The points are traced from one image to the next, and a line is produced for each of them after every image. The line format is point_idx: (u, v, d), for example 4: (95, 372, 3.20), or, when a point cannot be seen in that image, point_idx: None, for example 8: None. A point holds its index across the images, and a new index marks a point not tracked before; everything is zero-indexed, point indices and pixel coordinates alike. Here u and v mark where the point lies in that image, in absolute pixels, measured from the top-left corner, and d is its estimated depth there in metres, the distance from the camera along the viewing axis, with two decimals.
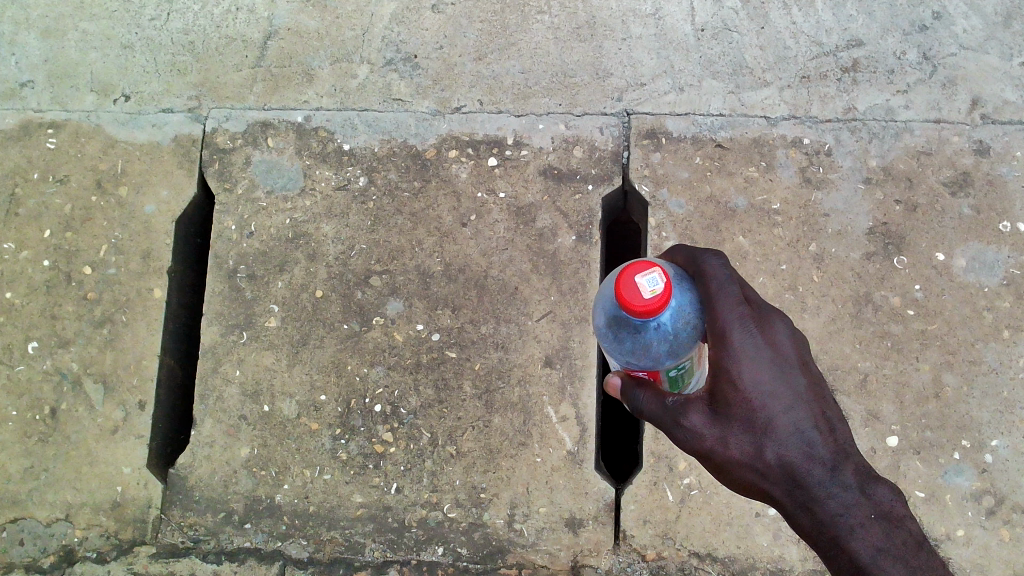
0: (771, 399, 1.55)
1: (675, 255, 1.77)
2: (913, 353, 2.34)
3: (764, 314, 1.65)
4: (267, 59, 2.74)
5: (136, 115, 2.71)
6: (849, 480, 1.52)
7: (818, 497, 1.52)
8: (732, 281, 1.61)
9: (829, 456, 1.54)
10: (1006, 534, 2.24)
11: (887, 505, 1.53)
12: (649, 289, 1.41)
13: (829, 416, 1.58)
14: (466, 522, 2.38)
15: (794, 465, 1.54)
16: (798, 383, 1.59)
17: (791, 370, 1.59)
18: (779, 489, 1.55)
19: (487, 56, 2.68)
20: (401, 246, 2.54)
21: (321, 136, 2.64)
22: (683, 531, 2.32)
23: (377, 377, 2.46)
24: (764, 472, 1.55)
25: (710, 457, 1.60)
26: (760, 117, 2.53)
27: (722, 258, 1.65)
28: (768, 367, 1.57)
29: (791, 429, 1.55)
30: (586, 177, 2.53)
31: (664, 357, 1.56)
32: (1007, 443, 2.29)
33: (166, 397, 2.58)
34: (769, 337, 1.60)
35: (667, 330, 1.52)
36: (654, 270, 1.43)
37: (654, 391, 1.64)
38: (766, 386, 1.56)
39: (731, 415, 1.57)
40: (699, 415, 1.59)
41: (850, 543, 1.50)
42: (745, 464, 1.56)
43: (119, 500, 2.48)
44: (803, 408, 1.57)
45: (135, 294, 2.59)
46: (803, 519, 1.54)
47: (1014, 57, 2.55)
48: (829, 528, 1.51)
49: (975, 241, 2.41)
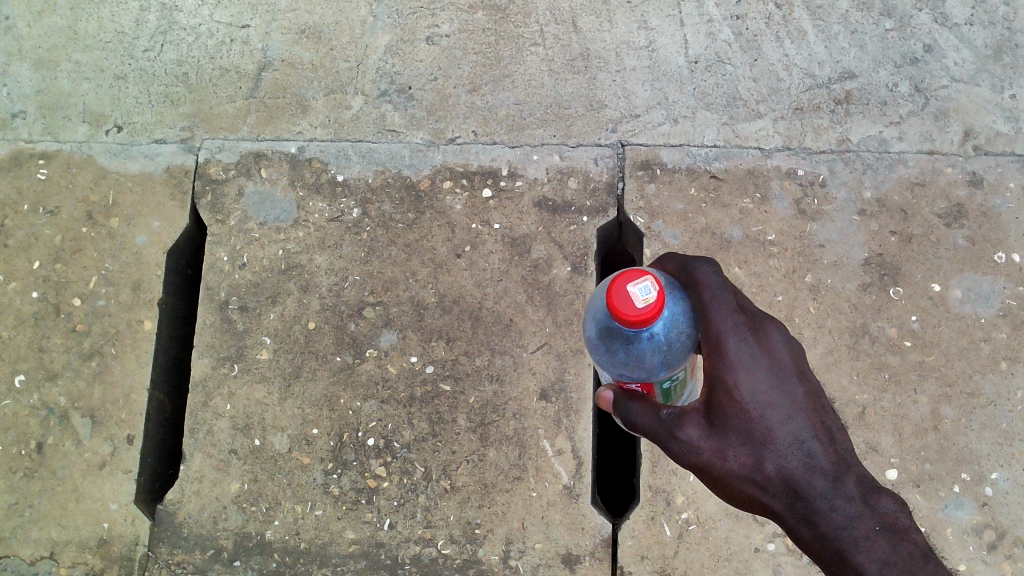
0: (769, 410, 1.55)
1: (664, 263, 1.73)
2: (910, 384, 2.32)
3: (759, 322, 1.63)
4: (261, 90, 2.73)
5: (129, 146, 2.70)
6: (851, 492, 1.52)
7: (820, 509, 1.52)
8: (725, 289, 1.58)
9: (830, 466, 1.54)
10: (1008, 568, 2.22)
11: (892, 516, 1.53)
12: (641, 298, 1.39)
13: (827, 425, 1.58)
14: (460, 559, 2.33)
15: (794, 476, 1.54)
16: (795, 392, 1.58)
17: (788, 379, 1.58)
18: (780, 501, 1.55)
19: (482, 88, 2.69)
20: (395, 277, 2.52)
21: (315, 167, 2.63)
22: (681, 567, 2.28)
23: (370, 410, 2.43)
24: (764, 485, 1.55)
25: (707, 470, 1.59)
26: (754, 149, 2.54)
27: (715, 265, 1.63)
28: (766, 377, 1.56)
29: (790, 440, 1.55)
30: (581, 208, 2.52)
31: (658, 369, 1.51)
32: (1006, 475, 2.27)
33: (155, 431, 2.54)
34: (766, 346, 1.59)
35: (660, 340, 1.49)
36: (646, 278, 1.40)
37: (647, 404, 1.59)
38: (764, 396, 1.55)
39: (729, 427, 1.56)
40: (696, 427, 1.57)
41: (855, 557, 1.49)
42: (744, 476, 1.56)
43: (106, 538, 2.42)
44: (802, 418, 1.56)
45: (125, 326, 2.55)
46: (804, 531, 1.54)
47: (1005, 89, 2.57)
48: (834, 541, 1.51)
49: (971, 272, 2.41)
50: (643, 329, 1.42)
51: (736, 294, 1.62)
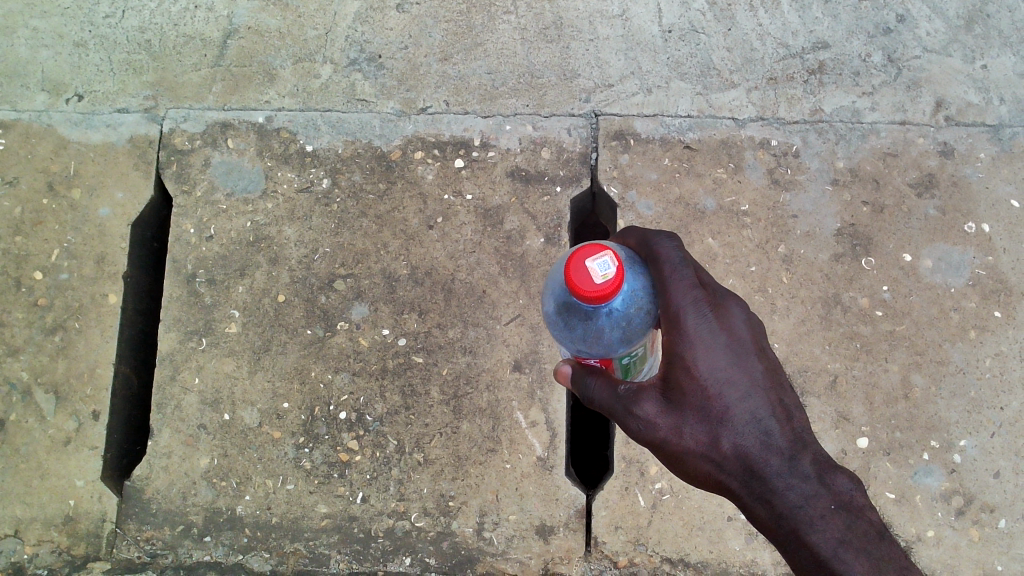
0: (726, 387, 1.54)
1: (625, 238, 1.72)
2: (881, 354, 2.34)
3: (719, 298, 1.62)
4: (227, 58, 2.67)
5: (90, 115, 2.62)
6: (807, 471, 1.53)
7: (776, 487, 1.52)
8: (685, 264, 1.57)
9: (787, 445, 1.54)
10: (976, 534, 2.25)
11: (847, 494, 1.54)
12: (600, 274, 1.36)
13: (786, 404, 1.58)
14: (434, 531, 2.32)
15: (750, 455, 1.53)
16: (754, 369, 1.58)
17: (747, 356, 1.58)
18: (736, 479, 1.55)
19: (453, 57, 2.64)
20: (366, 249, 2.48)
21: (283, 137, 2.57)
22: (655, 536, 2.29)
23: (342, 383, 2.40)
24: (720, 462, 1.55)
25: (663, 447, 1.58)
26: (728, 119, 2.52)
27: (676, 240, 1.62)
28: (724, 353, 1.56)
29: (746, 418, 1.54)
30: (554, 178, 2.49)
31: (617, 345, 1.52)
32: (974, 443, 2.30)
33: (121, 407, 2.49)
34: (725, 322, 1.58)
35: (619, 316, 1.48)
36: (605, 253, 1.37)
37: (606, 379, 1.61)
38: (723, 373, 1.54)
39: (685, 404, 1.55)
40: (653, 403, 1.56)
41: (810, 536, 1.50)
42: (701, 454, 1.56)
43: (72, 515, 2.38)
44: (760, 396, 1.56)
45: (89, 300, 2.49)
46: (760, 511, 1.54)
47: (977, 60, 2.58)
48: (789, 520, 1.51)
49: (941, 242, 2.42)
50: (603, 305, 1.39)
51: (696, 270, 1.61)
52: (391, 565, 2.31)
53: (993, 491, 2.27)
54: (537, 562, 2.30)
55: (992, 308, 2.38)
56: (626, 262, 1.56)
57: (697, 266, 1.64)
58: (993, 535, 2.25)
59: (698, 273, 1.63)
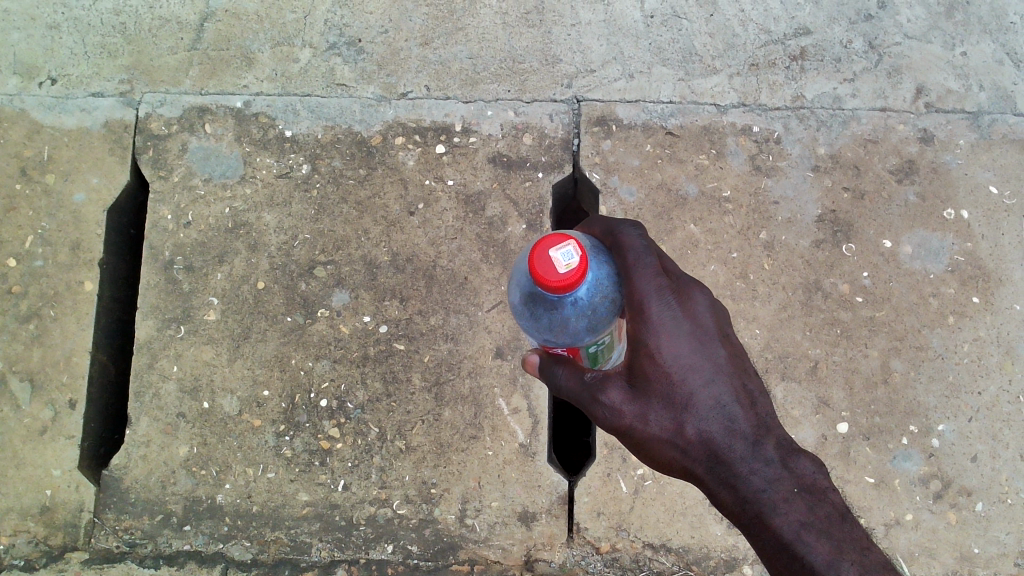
0: (690, 373, 1.55)
1: (589, 227, 1.71)
2: (862, 339, 2.35)
3: (683, 285, 1.63)
4: (204, 42, 2.63)
5: (64, 99, 2.58)
6: (771, 455, 1.55)
7: (740, 472, 1.54)
8: (648, 251, 1.58)
9: (750, 430, 1.56)
10: (953, 517, 2.27)
11: (810, 477, 1.57)
12: (563, 263, 1.34)
13: (749, 389, 1.60)
14: (416, 519, 2.31)
15: (714, 440, 1.55)
16: (718, 355, 1.59)
17: (710, 343, 1.59)
18: (701, 465, 1.56)
19: (433, 41, 2.62)
20: (346, 235, 2.46)
21: (262, 122, 2.54)
22: (637, 522, 2.29)
23: (323, 370, 2.38)
24: (685, 448, 1.56)
25: (629, 434, 1.59)
26: (710, 105, 2.52)
27: (640, 229, 1.62)
28: (687, 340, 1.56)
29: (711, 404, 1.56)
30: (536, 164, 2.48)
31: (583, 333, 1.49)
32: (952, 427, 2.32)
33: (98, 396, 2.45)
34: (689, 309, 1.60)
35: (584, 305, 1.45)
36: (569, 243, 1.36)
37: (572, 367, 1.62)
38: (686, 360, 1.56)
39: (651, 391, 1.56)
40: (618, 390, 1.57)
41: (773, 518, 1.52)
42: (666, 440, 1.57)
43: (49, 505, 2.35)
44: (723, 381, 1.58)
45: (65, 287, 2.46)
46: (725, 496, 1.55)
47: (957, 46, 2.59)
48: (753, 504, 1.53)
49: (921, 228, 2.43)
50: (568, 294, 1.37)
51: (659, 258, 1.61)
52: (373, 553, 2.30)
53: (971, 475, 2.30)
54: (520, 548, 2.30)
55: (970, 294, 2.40)
56: (590, 250, 1.53)
57: (660, 254, 1.64)
58: (970, 518, 2.27)
59: (662, 261, 1.64)
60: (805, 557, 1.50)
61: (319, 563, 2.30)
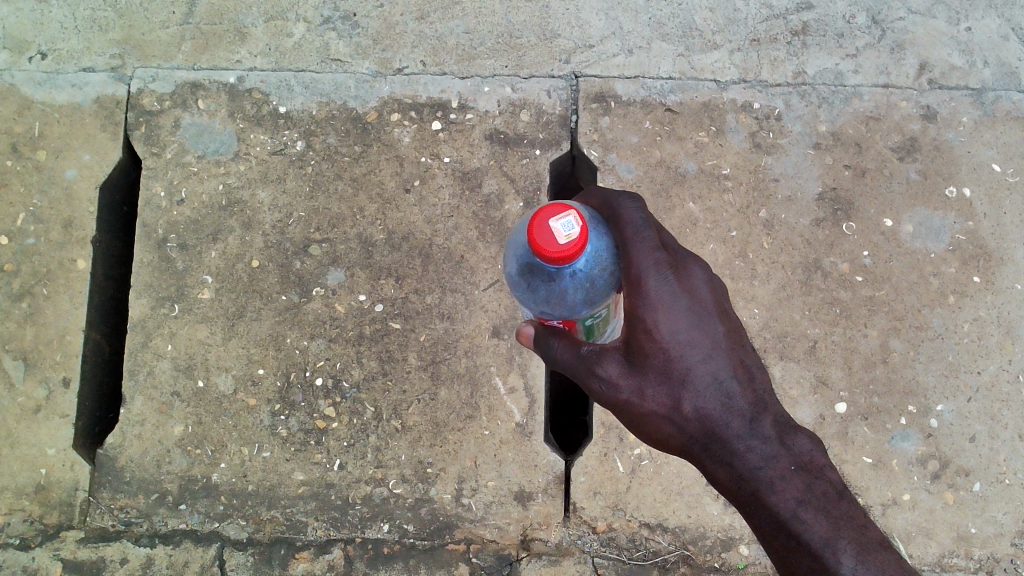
0: (688, 349, 1.53)
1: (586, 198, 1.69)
2: (861, 319, 2.33)
3: (680, 259, 1.61)
4: (196, 16, 2.59)
5: (54, 74, 2.54)
6: (768, 433, 1.54)
7: (737, 450, 1.53)
8: (646, 224, 1.55)
9: (748, 407, 1.55)
10: (951, 497, 2.26)
11: (808, 455, 1.55)
12: (563, 234, 1.32)
13: (747, 364, 1.58)
14: (412, 498, 2.30)
15: (711, 417, 1.53)
16: (716, 331, 1.57)
17: (709, 318, 1.57)
18: (697, 442, 1.55)
19: (429, 15, 2.57)
20: (341, 213, 2.43)
21: (255, 98, 2.51)
22: (634, 502, 2.28)
23: (318, 349, 2.36)
24: (682, 425, 1.54)
25: (625, 410, 1.57)
26: (710, 81, 2.48)
27: (638, 202, 1.59)
28: (685, 315, 1.54)
29: (708, 380, 1.54)
30: (533, 141, 2.45)
31: (580, 306, 1.48)
32: (951, 407, 2.30)
33: (92, 375, 2.44)
34: (687, 284, 1.57)
35: (583, 276, 1.44)
36: (569, 214, 1.34)
37: (568, 340, 1.59)
38: (684, 336, 1.53)
39: (647, 366, 1.53)
40: (615, 364, 1.55)
41: (769, 497, 1.52)
42: (663, 417, 1.55)
43: (44, 484, 2.34)
44: (721, 357, 1.56)
45: (57, 265, 2.43)
46: (722, 473, 1.55)
47: (962, 22, 2.54)
48: (750, 482, 1.52)
49: (922, 207, 2.41)
50: (565, 266, 1.36)
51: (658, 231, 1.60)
52: (369, 532, 2.30)
53: (969, 455, 2.28)
54: (516, 527, 2.29)
55: (971, 274, 2.37)
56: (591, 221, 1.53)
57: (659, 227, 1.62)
58: (967, 498, 2.26)
59: (660, 234, 1.62)
60: (801, 535, 1.51)
61: (315, 542, 2.30)
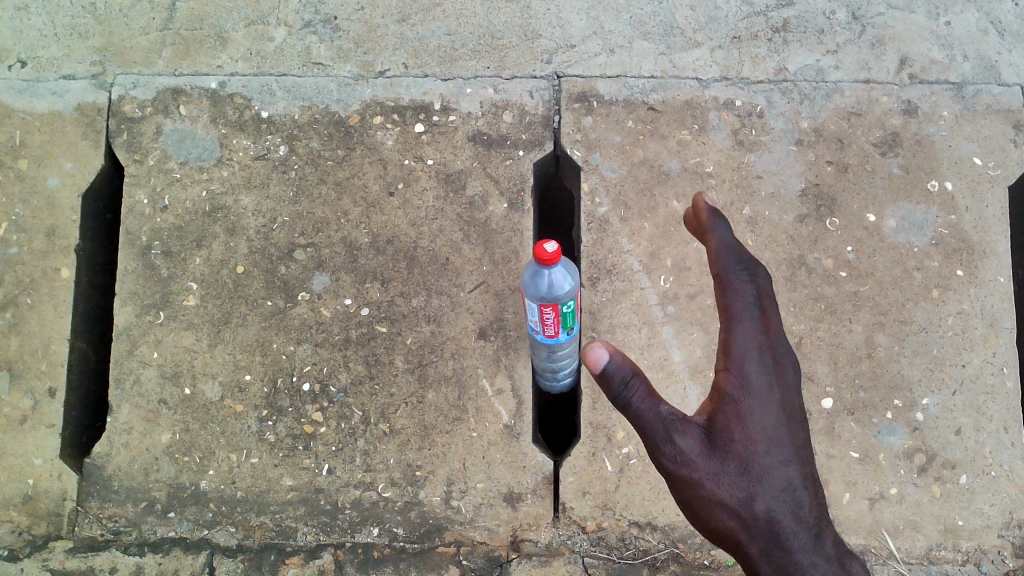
0: (743, 372, 1.64)
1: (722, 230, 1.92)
2: (845, 315, 2.35)
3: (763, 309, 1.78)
4: (176, 21, 2.58)
5: (34, 82, 2.53)
6: (792, 476, 1.56)
7: (754, 476, 1.55)
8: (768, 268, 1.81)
9: (777, 450, 1.59)
10: (937, 490, 2.27)
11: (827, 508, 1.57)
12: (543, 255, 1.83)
13: (797, 422, 1.64)
14: (401, 501, 2.30)
15: (741, 441, 1.58)
16: (776, 378, 1.66)
17: (779, 365, 1.67)
18: (717, 465, 1.57)
19: (411, 18, 2.57)
20: (325, 217, 2.43)
21: (237, 103, 2.50)
22: (623, 501, 2.28)
23: (304, 354, 2.36)
24: (709, 441, 1.59)
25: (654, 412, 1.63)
26: (692, 79, 2.49)
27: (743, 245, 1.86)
28: (754, 343, 1.68)
29: (752, 408, 1.61)
30: (516, 142, 2.45)
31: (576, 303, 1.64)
32: (936, 400, 2.31)
33: (79, 384, 2.43)
34: (768, 327, 1.72)
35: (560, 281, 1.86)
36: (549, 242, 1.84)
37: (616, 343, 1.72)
38: (744, 360, 1.65)
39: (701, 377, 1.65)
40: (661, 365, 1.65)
41: (780, 524, 1.52)
42: (694, 427, 1.61)
43: (31, 494, 2.33)
44: (773, 397, 1.63)
45: (41, 274, 2.42)
46: (731, 501, 1.54)
47: (941, 16, 2.55)
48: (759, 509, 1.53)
49: (905, 201, 2.41)
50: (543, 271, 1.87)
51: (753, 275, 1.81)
52: (359, 536, 2.29)
53: (954, 448, 2.30)
54: (505, 529, 2.29)
55: (954, 267, 2.38)
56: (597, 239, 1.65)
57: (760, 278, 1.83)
58: (954, 490, 2.27)
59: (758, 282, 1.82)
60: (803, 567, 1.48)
61: (305, 548, 2.29)
